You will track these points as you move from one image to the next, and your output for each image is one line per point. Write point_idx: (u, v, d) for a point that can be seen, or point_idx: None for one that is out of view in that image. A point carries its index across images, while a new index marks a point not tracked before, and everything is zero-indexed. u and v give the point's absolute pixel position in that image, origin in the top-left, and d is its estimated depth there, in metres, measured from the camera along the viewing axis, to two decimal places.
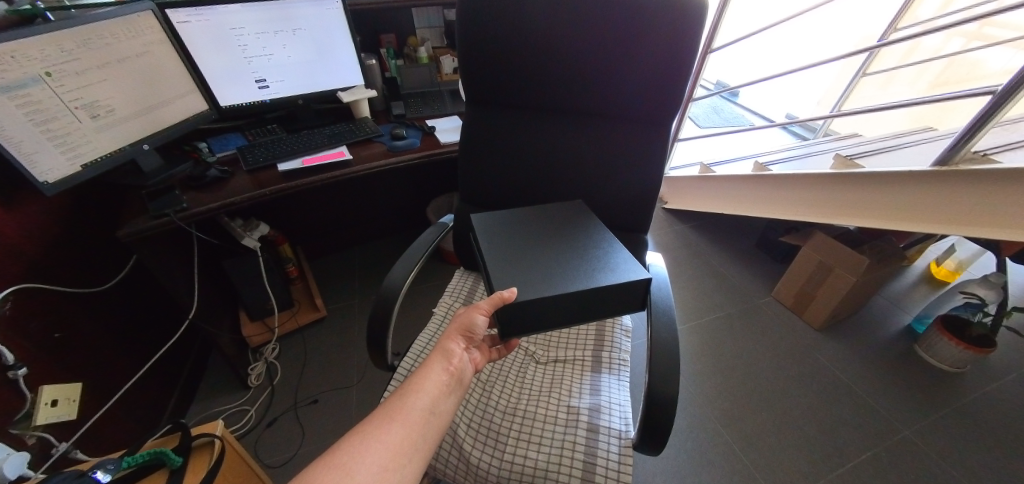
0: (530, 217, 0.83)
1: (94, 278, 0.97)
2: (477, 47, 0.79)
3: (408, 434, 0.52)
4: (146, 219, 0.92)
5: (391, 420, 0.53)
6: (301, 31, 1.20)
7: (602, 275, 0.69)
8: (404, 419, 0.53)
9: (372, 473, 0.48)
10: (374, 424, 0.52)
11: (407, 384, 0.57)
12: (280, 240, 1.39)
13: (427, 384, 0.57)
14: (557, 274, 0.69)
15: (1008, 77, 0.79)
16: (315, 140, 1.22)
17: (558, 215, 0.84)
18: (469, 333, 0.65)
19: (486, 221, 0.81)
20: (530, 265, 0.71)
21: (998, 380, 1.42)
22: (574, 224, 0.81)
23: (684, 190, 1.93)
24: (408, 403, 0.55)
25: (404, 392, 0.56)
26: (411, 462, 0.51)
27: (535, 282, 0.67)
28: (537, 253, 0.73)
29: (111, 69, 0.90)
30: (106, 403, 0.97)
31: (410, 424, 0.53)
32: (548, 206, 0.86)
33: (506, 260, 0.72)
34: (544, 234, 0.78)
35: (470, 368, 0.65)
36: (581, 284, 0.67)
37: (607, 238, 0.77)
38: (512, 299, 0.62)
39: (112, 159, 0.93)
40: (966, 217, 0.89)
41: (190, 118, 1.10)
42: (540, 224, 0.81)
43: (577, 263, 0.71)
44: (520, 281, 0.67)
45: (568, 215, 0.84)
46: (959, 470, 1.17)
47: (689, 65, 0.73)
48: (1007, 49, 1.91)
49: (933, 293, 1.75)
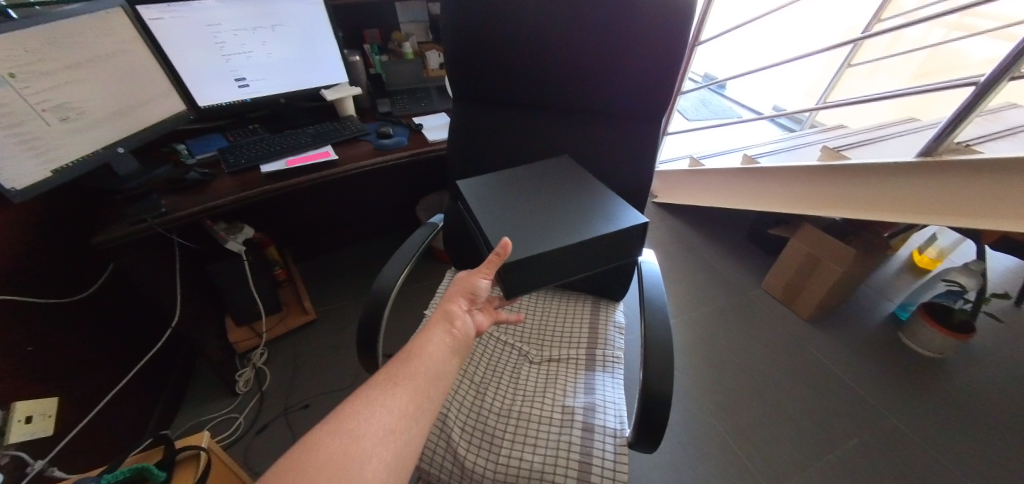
0: (520, 176, 0.80)
1: (68, 288, 0.93)
2: (464, 43, 0.77)
3: (412, 398, 0.50)
4: (123, 225, 0.89)
5: (395, 384, 0.51)
6: (281, 27, 1.16)
7: (601, 225, 0.68)
8: (407, 382, 0.51)
9: (379, 434, 0.46)
10: (376, 387, 0.50)
11: (408, 348, 0.55)
12: (266, 243, 1.36)
13: (430, 348, 0.56)
14: (555, 229, 0.67)
15: (991, 67, 0.80)
16: (299, 140, 1.19)
17: (550, 171, 0.81)
18: (471, 295, 0.65)
19: (473, 186, 0.77)
20: (526, 222, 0.69)
21: (978, 365, 1.46)
22: (567, 180, 0.78)
23: (674, 184, 1.94)
24: (410, 367, 0.53)
25: (406, 356, 0.54)
26: (418, 424, 0.49)
27: (534, 239, 0.65)
28: (533, 211, 0.71)
29: (81, 69, 0.86)
30: (86, 417, 0.94)
31: (413, 390, 0.51)
32: (538, 164, 0.83)
33: (501, 218, 0.70)
34: (537, 194, 0.75)
35: (474, 330, 0.64)
36: (579, 236, 0.66)
37: (601, 191, 0.76)
38: (506, 253, 0.61)
39: (86, 163, 0.89)
40: (948, 207, 0.91)
41: (167, 119, 1.06)
42: (534, 182, 0.78)
43: (574, 217, 0.70)
44: (517, 238, 0.66)
45: (561, 172, 0.81)
46: (942, 453, 1.21)
47: (679, 59, 0.71)
48: (986, 39, 1.95)
49: (916, 280, 1.79)
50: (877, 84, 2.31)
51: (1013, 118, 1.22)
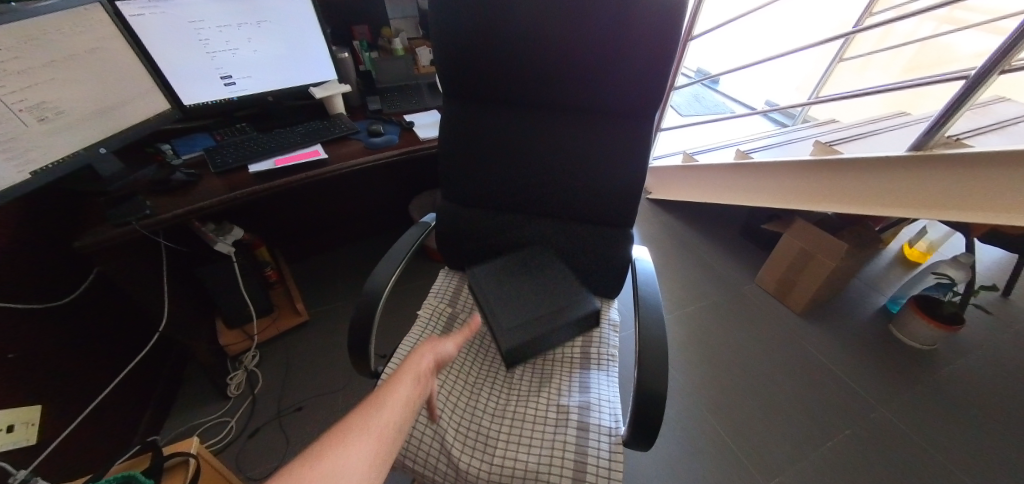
0: (507, 260, 0.94)
1: (48, 293, 0.91)
2: (453, 40, 0.76)
3: (378, 447, 0.46)
4: (106, 228, 0.87)
5: (360, 432, 0.47)
6: (267, 23, 1.14)
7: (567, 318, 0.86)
8: (374, 430, 0.47)
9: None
10: (337, 436, 0.45)
11: (374, 395, 0.51)
12: (257, 244, 1.33)
13: (399, 394, 0.52)
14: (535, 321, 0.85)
15: (980, 63, 0.80)
16: (288, 139, 1.17)
17: (530, 254, 0.95)
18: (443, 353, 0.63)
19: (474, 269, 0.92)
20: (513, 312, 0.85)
21: (967, 356, 1.48)
22: (545, 266, 0.93)
23: (668, 180, 1.93)
24: (378, 414, 0.49)
25: (372, 404, 0.50)
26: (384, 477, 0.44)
27: (518, 332, 0.83)
28: (521, 300, 0.87)
29: (58, 67, 0.83)
30: (70, 425, 0.92)
31: (379, 437, 0.47)
32: (521, 245, 0.97)
33: (491, 321, 0.84)
34: (522, 281, 0.90)
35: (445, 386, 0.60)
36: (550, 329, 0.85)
37: (569, 281, 0.92)
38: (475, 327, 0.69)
39: (66, 165, 0.86)
40: (940, 201, 0.91)
41: (151, 119, 1.04)
42: (518, 266, 0.93)
43: (549, 309, 0.87)
44: (509, 327, 0.83)
45: (540, 257, 0.95)
46: (931, 443, 1.22)
47: (671, 55, 0.70)
48: (975, 33, 1.97)
49: (907, 274, 1.81)
50: (868, 78, 2.32)
51: (1001, 112, 1.23)
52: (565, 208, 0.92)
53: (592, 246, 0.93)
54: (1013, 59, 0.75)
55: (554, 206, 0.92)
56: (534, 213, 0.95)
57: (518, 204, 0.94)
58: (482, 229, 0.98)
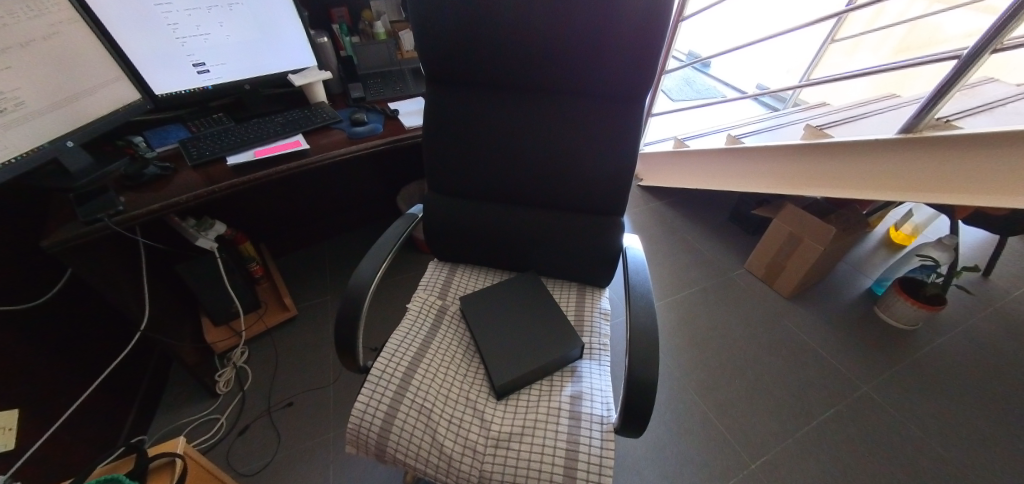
0: (499, 295, 0.94)
1: (15, 296, 0.87)
2: (434, 26, 0.73)
3: None
4: (76, 225, 0.83)
5: None
6: (239, 6, 1.09)
7: (565, 348, 0.84)
8: None
9: None
10: None
11: None
12: (240, 239, 1.30)
13: None
14: (531, 353, 0.83)
15: (973, 40, 0.78)
16: (267, 129, 1.13)
17: (522, 291, 0.96)
18: None
19: (470, 305, 0.92)
20: (509, 348, 0.84)
21: (947, 335, 1.52)
22: (538, 302, 0.93)
23: (658, 165, 1.92)
24: None
25: None
26: None
27: (513, 365, 0.81)
28: (517, 336, 0.86)
29: (13, 55, 0.77)
30: (49, 428, 0.90)
31: None
32: (510, 285, 0.97)
33: (486, 351, 0.84)
34: (516, 315, 0.90)
35: None
36: (547, 359, 0.82)
37: (561, 318, 0.90)
38: None
39: (30, 159, 0.81)
40: (928, 185, 0.91)
41: (120, 109, 0.98)
42: (510, 301, 0.93)
43: (545, 341, 0.85)
44: (501, 362, 0.82)
45: (531, 292, 0.95)
46: (910, 419, 1.26)
47: (659, 40, 0.68)
48: (965, 12, 1.97)
49: (891, 256, 1.84)
50: (858, 60, 2.31)
51: (990, 93, 1.23)
52: (554, 197, 0.90)
53: (581, 236, 0.92)
54: (1006, 40, 0.74)
55: (543, 195, 0.91)
56: (521, 204, 0.94)
57: (505, 194, 0.93)
58: (467, 221, 0.96)
